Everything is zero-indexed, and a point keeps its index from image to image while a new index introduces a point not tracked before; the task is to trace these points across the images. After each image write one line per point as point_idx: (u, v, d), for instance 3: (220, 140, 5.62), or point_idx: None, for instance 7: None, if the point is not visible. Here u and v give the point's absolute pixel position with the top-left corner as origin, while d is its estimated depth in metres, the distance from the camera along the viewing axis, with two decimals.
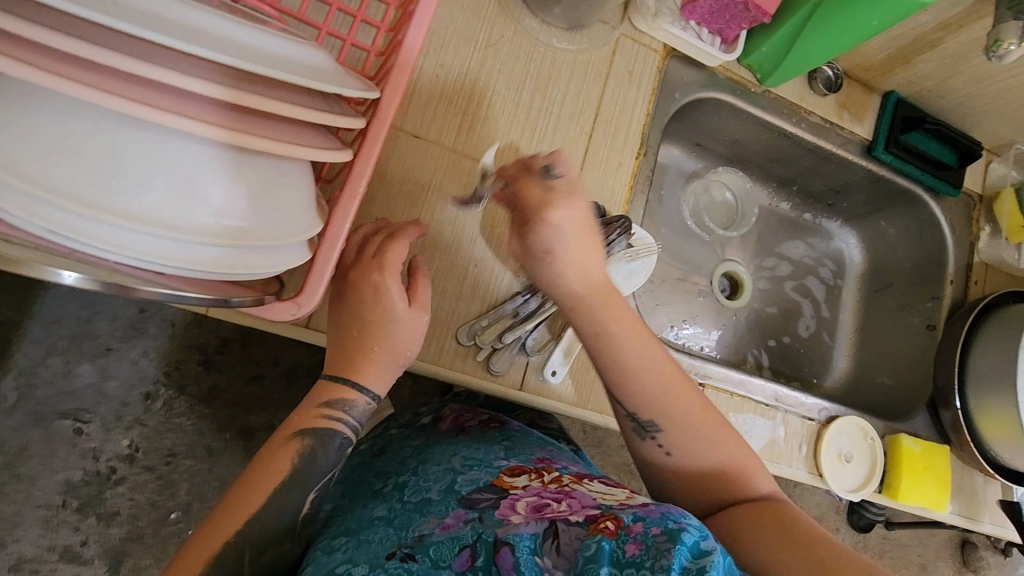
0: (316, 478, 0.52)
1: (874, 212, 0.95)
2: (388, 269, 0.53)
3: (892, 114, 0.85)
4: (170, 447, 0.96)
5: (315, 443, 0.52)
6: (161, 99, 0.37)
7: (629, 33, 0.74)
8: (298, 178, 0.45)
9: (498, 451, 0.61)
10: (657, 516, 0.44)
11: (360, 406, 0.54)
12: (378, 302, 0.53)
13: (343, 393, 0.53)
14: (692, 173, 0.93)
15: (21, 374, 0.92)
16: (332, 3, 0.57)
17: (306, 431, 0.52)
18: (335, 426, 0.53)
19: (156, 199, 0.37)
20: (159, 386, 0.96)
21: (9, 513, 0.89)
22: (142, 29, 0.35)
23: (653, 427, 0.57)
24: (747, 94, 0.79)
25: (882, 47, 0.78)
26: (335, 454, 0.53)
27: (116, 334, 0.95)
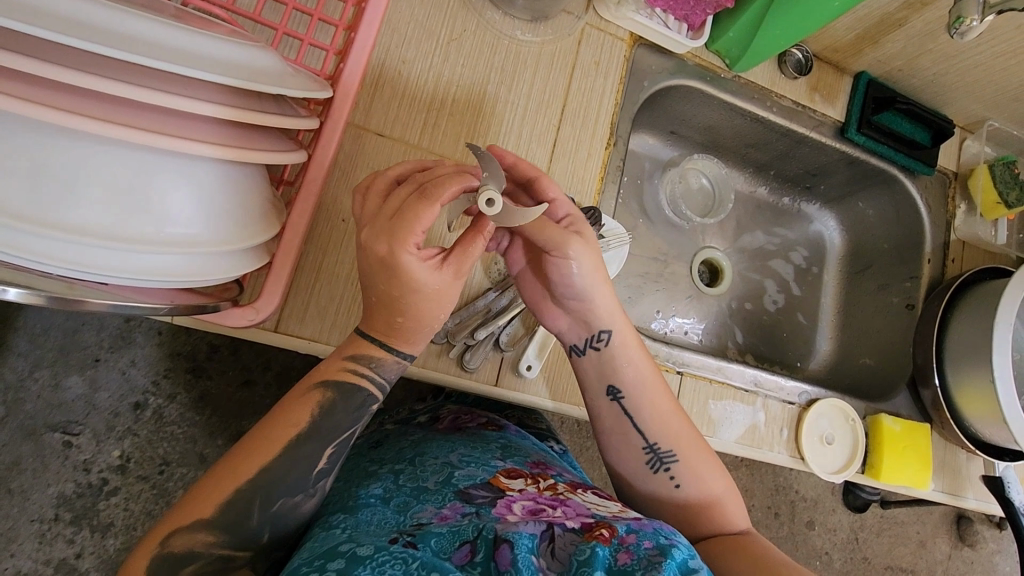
0: (334, 432, 0.51)
1: (852, 194, 0.95)
2: (400, 237, 0.46)
3: (864, 95, 0.85)
4: (163, 456, 0.96)
5: (337, 395, 0.51)
6: (104, 110, 0.37)
7: (595, 22, 0.73)
8: (253, 182, 0.45)
9: (494, 452, 0.60)
10: (649, 530, 0.46)
11: (390, 364, 0.53)
12: (399, 275, 0.47)
13: (371, 350, 0.52)
14: (668, 161, 0.92)
15: (9, 389, 0.91)
16: (289, 3, 0.57)
17: (330, 383, 0.51)
18: (359, 381, 0.52)
19: (106, 212, 0.37)
20: (149, 395, 0.96)
21: (4, 529, 0.89)
22: (80, 40, 0.35)
23: (670, 457, 0.58)
24: (717, 79, 0.79)
25: (849, 28, 0.78)
26: (354, 411, 0.52)
27: (104, 344, 0.95)
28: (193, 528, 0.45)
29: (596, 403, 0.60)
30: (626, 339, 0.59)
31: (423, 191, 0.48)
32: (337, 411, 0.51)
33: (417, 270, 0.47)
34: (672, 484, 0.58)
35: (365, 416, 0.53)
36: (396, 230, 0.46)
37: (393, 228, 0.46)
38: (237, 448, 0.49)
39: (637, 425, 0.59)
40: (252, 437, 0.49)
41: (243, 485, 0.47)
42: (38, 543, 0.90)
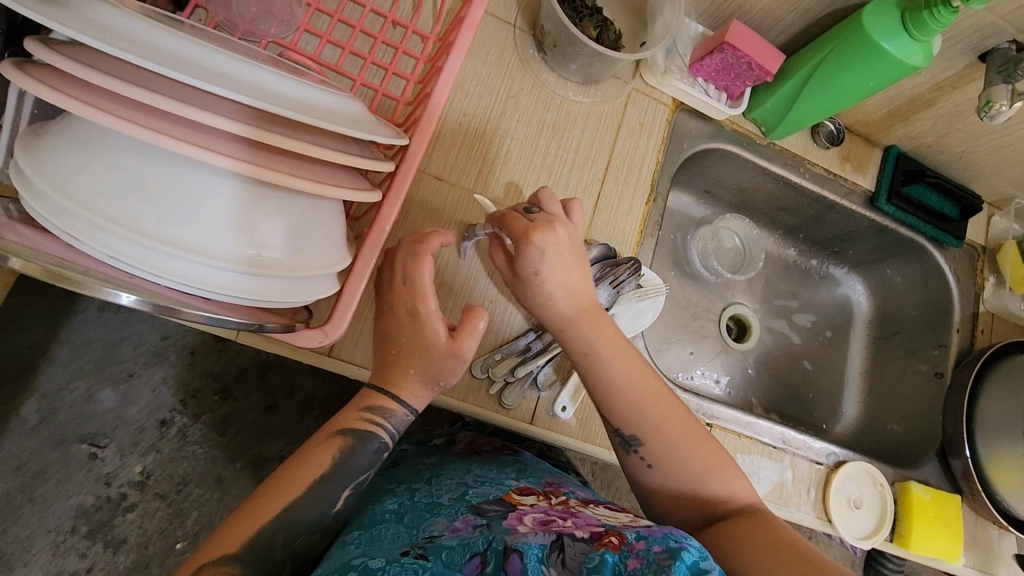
0: (353, 476, 0.51)
1: (879, 261, 0.97)
2: (421, 291, 0.52)
3: (893, 167, 0.89)
4: (182, 475, 0.98)
5: (354, 443, 0.52)
6: (225, 146, 0.41)
7: (641, 88, 0.78)
8: (333, 216, 0.49)
9: (509, 472, 0.62)
10: (659, 535, 0.43)
11: (398, 416, 0.53)
12: (420, 330, 0.51)
13: (380, 400, 0.53)
14: (701, 219, 0.96)
15: (45, 397, 0.95)
16: (366, 57, 0.63)
17: (345, 432, 0.52)
18: (372, 430, 0.52)
19: (209, 232, 0.41)
20: (175, 413, 0.99)
21: (22, 536, 0.91)
22: (207, 83, 0.40)
23: (636, 440, 0.57)
24: (753, 145, 0.83)
25: (880, 105, 0.82)
26: (371, 457, 0.52)
27: (139, 360, 0.99)
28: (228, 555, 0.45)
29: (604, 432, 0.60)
30: (663, 400, 0.57)
31: (416, 247, 0.54)
32: (356, 457, 0.52)
33: (432, 327, 0.51)
34: (645, 464, 0.57)
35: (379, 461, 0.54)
36: (411, 291, 0.52)
37: (413, 286, 0.52)
38: (272, 477, 0.50)
39: (603, 413, 0.58)
40: (273, 481, 0.50)
41: (298, 494, 0.49)
42: (52, 554, 0.92)
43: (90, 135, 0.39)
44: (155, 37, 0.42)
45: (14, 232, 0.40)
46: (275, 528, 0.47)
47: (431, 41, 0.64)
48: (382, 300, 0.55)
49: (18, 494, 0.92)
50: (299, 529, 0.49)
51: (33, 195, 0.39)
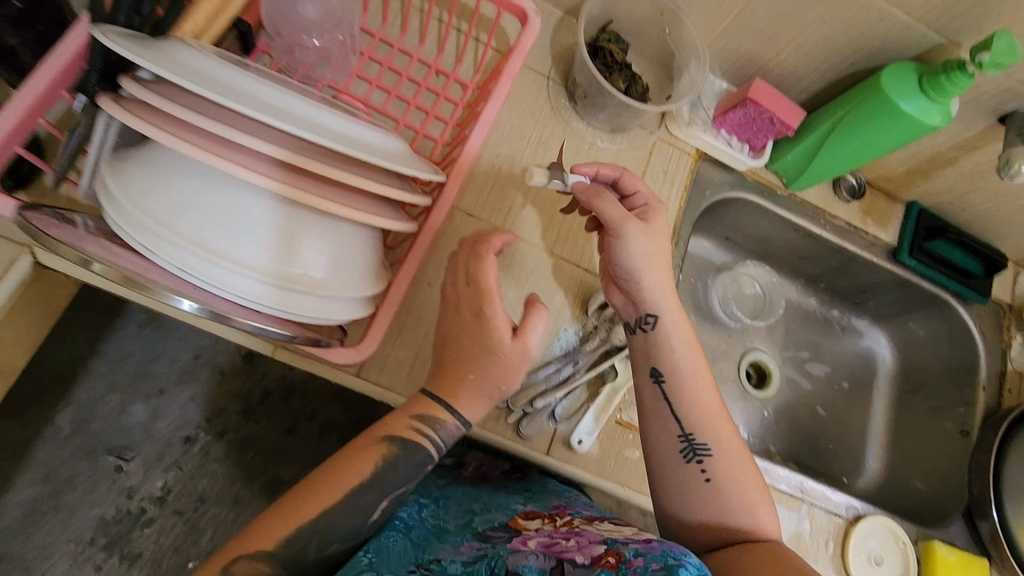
0: (393, 486, 0.53)
1: (902, 314, 0.97)
2: (487, 291, 0.54)
3: (915, 223, 0.90)
4: (201, 493, 1.00)
5: (399, 452, 0.53)
6: (291, 177, 0.45)
7: (665, 137, 0.82)
8: (374, 244, 0.53)
9: (517, 498, 0.62)
10: (658, 552, 0.42)
11: (449, 427, 0.54)
12: (483, 330, 0.53)
13: (434, 410, 0.54)
14: (722, 264, 0.98)
15: (80, 407, 1.00)
16: (411, 102, 0.69)
17: (392, 440, 0.54)
18: (419, 440, 0.54)
19: (263, 251, 0.45)
20: (200, 431, 1.02)
21: (44, 543, 0.94)
22: (277, 121, 0.45)
23: (704, 449, 0.58)
24: (774, 195, 0.86)
25: (901, 162, 0.84)
26: (414, 467, 0.54)
27: (171, 376, 1.03)
28: (262, 551, 0.47)
29: (664, 436, 0.60)
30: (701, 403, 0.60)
31: (478, 250, 0.57)
32: (398, 466, 0.53)
33: (499, 328, 0.53)
34: (704, 479, 0.58)
35: (418, 477, 0.55)
36: (478, 293, 0.54)
37: (480, 289, 0.54)
38: (308, 480, 0.53)
39: (676, 412, 0.60)
40: (313, 482, 0.52)
41: (335, 500, 0.51)
42: (70, 564, 0.94)
43: (172, 161, 0.45)
44: (236, 79, 0.47)
45: (95, 242, 0.45)
46: (312, 532, 0.50)
47: (470, 89, 0.70)
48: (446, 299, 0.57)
49: (45, 502, 0.95)
50: (333, 537, 0.51)
51: (118, 210, 0.45)
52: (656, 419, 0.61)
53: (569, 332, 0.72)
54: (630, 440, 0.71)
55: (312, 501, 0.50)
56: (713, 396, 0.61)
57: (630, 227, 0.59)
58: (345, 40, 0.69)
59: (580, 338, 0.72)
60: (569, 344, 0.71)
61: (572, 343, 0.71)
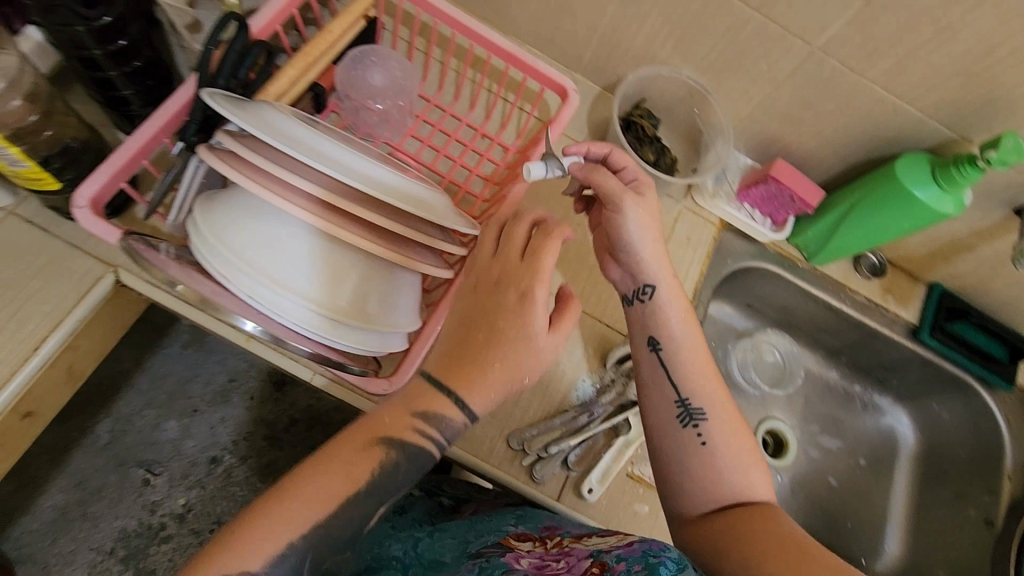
0: (391, 491, 0.52)
1: (925, 394, 0.97)
2: (541, 277, 0.54)
3: (936, 304, 0.91)
4: (219, 514, 1.04)
5: (399, 456, 0.52)
6: (345, 223, 0.51)
7: (691, 207, 0.87)
8: (414, 287, 0.58)
9: (509, 519, 0.64)
10: (637, 554, 0.45)
11: (455, 424, 0.54)
12: (523, 316, 0.53)
13: (441, 408, 0.53)
14: (743, 331, 1.00)
15: (119, 419, 1.05)
16: (457, 162, 0.76)
17: (391, 441, 0.52)
18: (422, 442, 0.53)
19: (318, 284, 0.52)
20: (226, 452, 1.08)
21: (68, 550, 0.99)
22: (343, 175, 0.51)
23: (699, 414, 0.60)
24: (794, 267, 0.89)
25: (921, 244, 0.87)
26: (414, 470, 0.53)
27: (205, 398, 1.09)
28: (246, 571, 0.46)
29: (663, 411, 0.61)
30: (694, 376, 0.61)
31: (543, 232, 0.57)
32: (399, 472, 0.52)
33: (538, 314, 0.53)
34: (699, 442, 0.59)
35: (416, 480, 0.54)
36: (526, 273, 0.54)
37: (535, 271, 0.54)
38: (299, 473, 0.50)
39: (672, 377, 0.61)
40: (303, 487, 0.49)
41: (327, 509, 0.49)
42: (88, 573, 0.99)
43: (251, 203, 0.52)
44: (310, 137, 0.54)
45: (178, 268, 0.52)
46: (302, 546, 0.48)
47: (512, 153, 0.78)
48: (477, 275, 0.57)
49: (73, 508, 1.00)
50: (327, 552, 0.49)
51: (202, 242, 0.52)
52: (652, 385, 0.62)
53: (586, 383, 0.75)
54: (639, 495, 0.73)
55: (304, 509, 0.48)
56: (709, 366, 0.62)
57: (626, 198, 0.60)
58: (404, 105, 0.77)
59: (597, 390, 0.75)
60: (586, 394, 0.74)
61: (589, 395, 0.74)
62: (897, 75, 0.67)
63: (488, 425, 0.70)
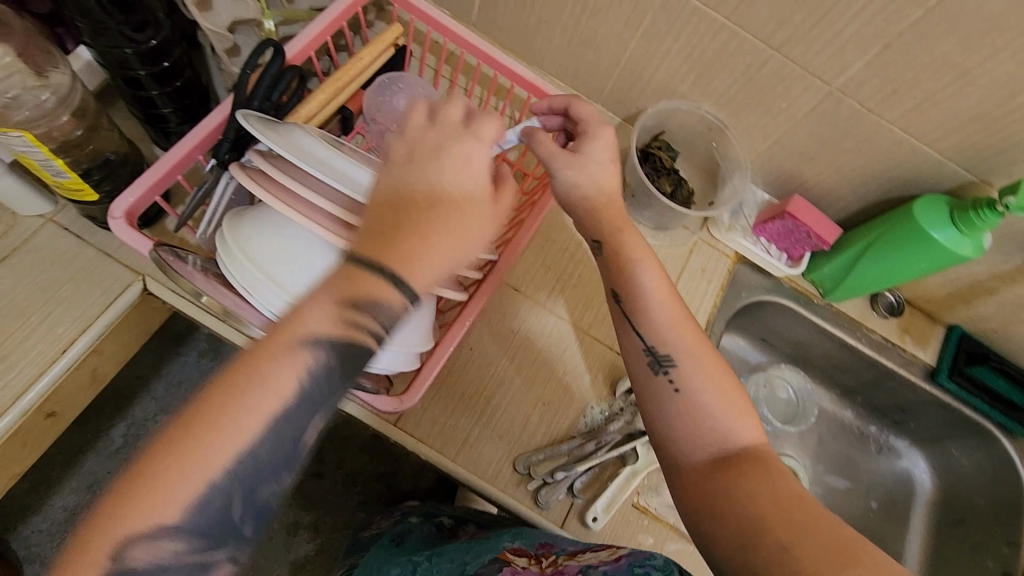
0: (322, 399, 0.42)
1: (944, 438, 0.95)
2: (483, 142, 0.49)
3: (956, 346, 0.90)
4: None
5: (331, 356, 0.41)
6: None
7: (706, 239, 0.88)
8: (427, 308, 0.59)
9: (505, 537, 0.63)
10: None
11: (391, 305, 0.43)
12: (460, 172, 0.47)
13: (372, 292, 0.42)
14: (756, 365, 1.00)
15: (133, 424, 1.07)
16: None
17: (316, 341, 0.41)
18: (352, 335, 0.42)
19: None
20: None
21: None
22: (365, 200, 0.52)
23: (667, 361, 0.58)
24: (809, 303, 0.89)
25: (940, 285, 0.85)
26: (349, 371, 0.43)
27: None
28: (167, 526, 0.37)
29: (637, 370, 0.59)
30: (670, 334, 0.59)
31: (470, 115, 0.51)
32: (334, 375, 0.42)
33: (482, 175, 0.48)
34: (671, 389, 0.57)
35: (358, 373, 0.44)
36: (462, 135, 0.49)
37: (479, 134, 0.49)
38: (200, 396, 0.39)
39: (637, 326, 0.60)
40: (210, 400, 0.39)
41: (251, 436, 0.39)
42: None
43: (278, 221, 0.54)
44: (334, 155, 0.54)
45: None
46: (228, 482, 0.38)
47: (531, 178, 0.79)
48: (405, 142, 0.49)
49: (83, 510, 1.02)
50: (263, 479, 0.40)
51: (228, 257, 0.54)
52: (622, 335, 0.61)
53: (595, 410, 0.75)
54: (644, 526, 0.72)
55: (219, 438, 0.38)
56: (675, 304, 0.60)
57: (560, 162, 0.59)
58: None
59: (606, 418, 0.74)
60: (594, 422, 0.74)
61: (597, 422, 0.74)
62: (916, 118, 0.67)
63: (495, 448, 0.70)
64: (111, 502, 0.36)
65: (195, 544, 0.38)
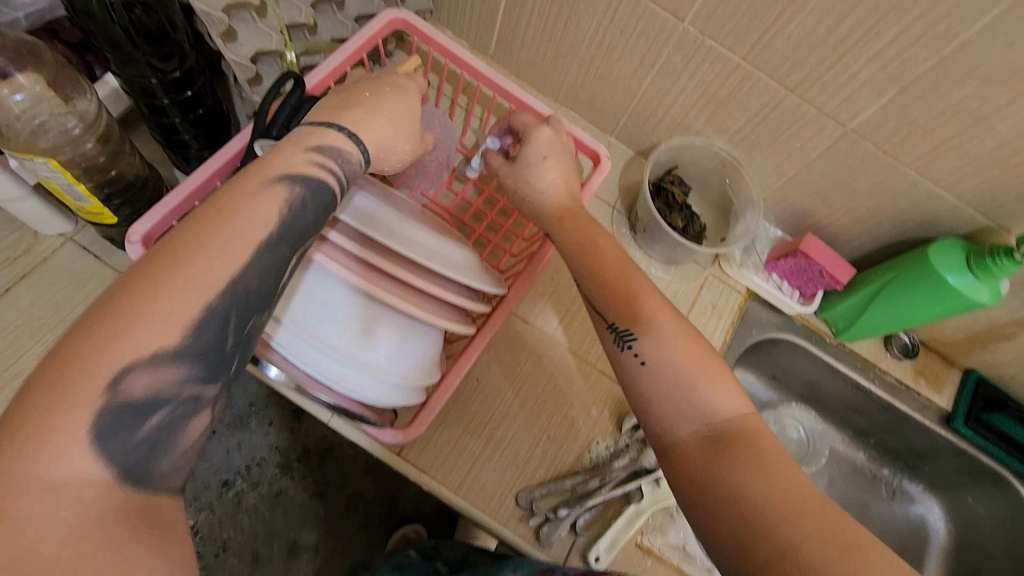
0: (302, 233, 0.46)
1: (959, 485, 0.92)
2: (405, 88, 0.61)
3: (971, 392, 0.88)
4: (224, 541, 1.05)
5: (304, 188, 0.46)
6: (384, 282, 0.53)
7: (718, 274, 0.87)
8: (435, 341, 0.59)
9: (507, 566, 0.63)
10: None
11: (347, 159, 0.50)
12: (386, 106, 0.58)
13: (325, 143, 0.49)
14: (766, 402, 0.98)
15: None
16: (489, 216, 0.78)
17: (290, 176, 0.45)
18: (321, 173, 0.47)
19: (350, 337, 0.52)
20: (238, 476, 1.07)
21: None
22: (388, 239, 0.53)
23: (630, 335, 0.57)
24: (822, 342, 0.88)
25: (956, 329, 0.83)
26: (321, 206, 0.47)
27: (224, 420, 1.07)
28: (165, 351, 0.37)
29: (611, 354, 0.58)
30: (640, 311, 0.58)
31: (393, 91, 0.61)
32: (308, 207, 0.46)
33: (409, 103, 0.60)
34: (638, 363, 0.56)
35: (322, 225, 0.48)
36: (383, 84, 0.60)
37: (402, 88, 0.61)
38: (160, 244, 0.40)
39: (600, 309, 0.60)
40: (183, 236, 0.40)
41: (237, 269, 0.41)
42: None
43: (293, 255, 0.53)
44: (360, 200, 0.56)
45: None
46: (225, 308, 0.40)
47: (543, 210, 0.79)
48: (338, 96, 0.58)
49: None
50: (254, 308, 0.42)
51: None
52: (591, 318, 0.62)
53: (600, 446, 0.74)
54: (646, 566, 0.71)
55: (210, 267, 0.40)
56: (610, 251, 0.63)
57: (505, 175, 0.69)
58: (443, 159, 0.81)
59: (612, 454, 0.73)
60: (599, 458, 0.73)
61: (602, 458, 0.73)
62: (932, 162, 0.67)
63: (498, 482, 0.70)
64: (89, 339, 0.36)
65: (193, 374, 0.39)
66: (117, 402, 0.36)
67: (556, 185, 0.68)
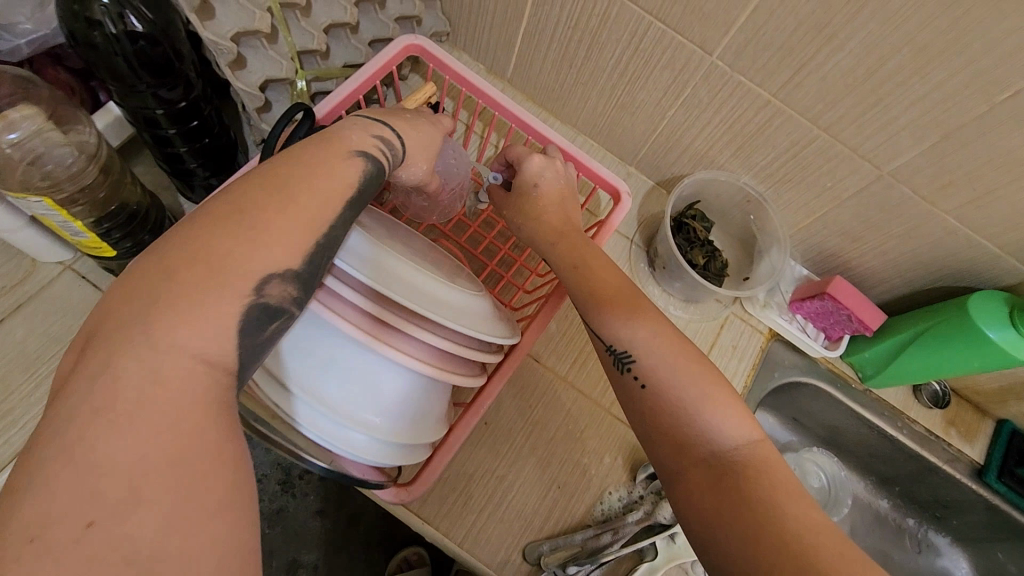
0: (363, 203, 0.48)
1: (989, 540, 0.87)
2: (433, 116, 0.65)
3: (1005, 445, 0.83)
4: None
5: (368, 163, 0.48)
6: (390, 339, 0.48)
7: (739, 313, 0.84)
8: (444, 395, 0.56)
9: None
10: None
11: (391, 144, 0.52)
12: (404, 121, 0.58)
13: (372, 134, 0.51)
14: (785, 445, 0.94)
15: None
16: (502, 251, 0.75)
17: (352, 153, 0.48)
18: (375, 154, 0.50)
19: (348, 396, 0.48)
20: None
21: None
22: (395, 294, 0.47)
23: (627, 356, 0.54)
24: (847, 387, 0.84)
25: (991, 379, 0.79)
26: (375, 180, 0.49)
27: None
28: (290, 269, 0.41)
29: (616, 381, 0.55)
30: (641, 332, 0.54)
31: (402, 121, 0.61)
32: (368, 182, 0.48)
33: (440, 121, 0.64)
34: (638, 385, 0.53)
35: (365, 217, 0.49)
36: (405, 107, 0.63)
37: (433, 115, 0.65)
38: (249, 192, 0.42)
39: (596, 331, 0.57)
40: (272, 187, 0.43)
41: (336, 212, 0.45)
42: None
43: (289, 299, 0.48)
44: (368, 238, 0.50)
45: None
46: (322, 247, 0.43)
47: None
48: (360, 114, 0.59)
49: None
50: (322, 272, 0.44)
51: None
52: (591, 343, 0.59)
53: (613, 496, 0.70)
54: None
55: (302, 208, 0.43)
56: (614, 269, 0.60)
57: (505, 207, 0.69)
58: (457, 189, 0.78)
59: (625, 506, 0.70)
60: (612, 510, 0.70)
61: (614, 510, 0.70)
62: (974, 211, 0.63)
63: (504, 534, 0.66)
64: (219, 244, 0.39)
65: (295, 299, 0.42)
66: (253, 302, 0.40)
67: (562, 216, 0.66)
